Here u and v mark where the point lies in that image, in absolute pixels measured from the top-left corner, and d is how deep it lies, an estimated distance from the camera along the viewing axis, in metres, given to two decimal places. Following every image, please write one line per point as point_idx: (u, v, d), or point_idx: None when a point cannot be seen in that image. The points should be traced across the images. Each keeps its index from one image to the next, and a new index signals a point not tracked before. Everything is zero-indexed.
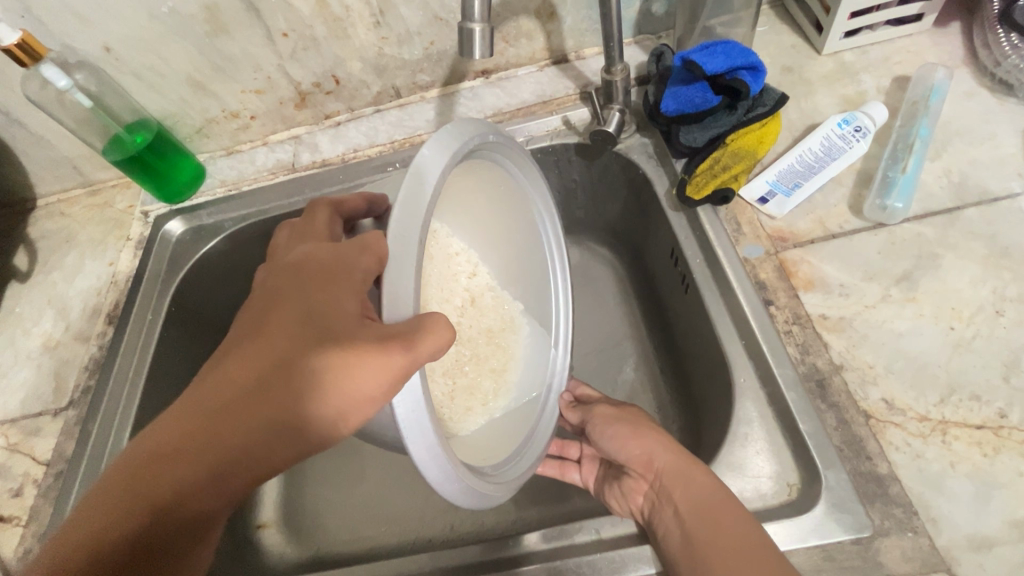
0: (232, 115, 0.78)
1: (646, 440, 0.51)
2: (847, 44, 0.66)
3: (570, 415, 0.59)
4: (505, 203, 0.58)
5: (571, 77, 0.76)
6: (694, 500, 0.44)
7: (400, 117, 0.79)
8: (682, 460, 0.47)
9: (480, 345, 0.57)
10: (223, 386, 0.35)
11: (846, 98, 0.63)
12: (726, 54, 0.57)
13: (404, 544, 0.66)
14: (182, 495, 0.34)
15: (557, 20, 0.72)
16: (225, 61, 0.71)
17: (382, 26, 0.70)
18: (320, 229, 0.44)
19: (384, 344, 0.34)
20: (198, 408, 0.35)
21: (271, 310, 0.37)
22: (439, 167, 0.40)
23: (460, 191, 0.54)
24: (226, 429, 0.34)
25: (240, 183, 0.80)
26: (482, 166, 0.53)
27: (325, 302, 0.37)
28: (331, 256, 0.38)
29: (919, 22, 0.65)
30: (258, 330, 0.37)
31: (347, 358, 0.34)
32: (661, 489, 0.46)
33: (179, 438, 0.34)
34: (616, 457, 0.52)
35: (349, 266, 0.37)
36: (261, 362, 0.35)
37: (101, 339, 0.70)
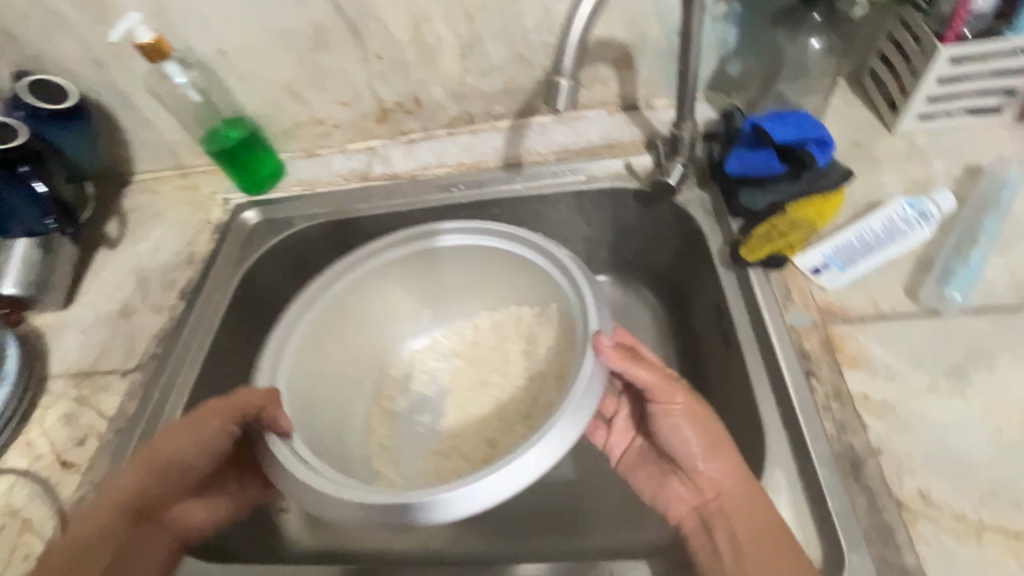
0: (317, 121, 0.84)
1: (714, 447, 0.50)
2: (921, 127, 0.66)
3: (649, 374, 0.51)
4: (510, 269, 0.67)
5: (638, 125, 0.79)
6: (745, 515, 0.47)
7: (470, 142, 0.84)
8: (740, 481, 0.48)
9: (547, 376, 0.64)
10: (152, 473, 0.55)
11: (915, 181, 0.63)
12: (796, 125, 0.60)
13: (417, 554, 0.68)
14: (147, 521, 0.55)
15: (632, 70, 0.76)
16: (321, 74, 0.77)
17: (467, 58, 0.75)
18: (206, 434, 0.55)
19: (229, 417, 0.54)
20: (141, 485, 0.54)
21: (165, 456, 0.55)
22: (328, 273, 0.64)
23: (472, 283, 0.71)
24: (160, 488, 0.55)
25: (314, 185, 0.86)
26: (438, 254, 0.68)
27: (211, 428, 0.54)
28: (201, 467, 0.55)
29: (998, 114, 0.64)
30: (160, 456, 0.54)
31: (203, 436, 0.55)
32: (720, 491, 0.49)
33: (137, 495, 0.54)
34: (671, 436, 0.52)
35: (180, 424, 0.55)
36: (189, 453, 0.55)
37: (172, 312, 0.76)
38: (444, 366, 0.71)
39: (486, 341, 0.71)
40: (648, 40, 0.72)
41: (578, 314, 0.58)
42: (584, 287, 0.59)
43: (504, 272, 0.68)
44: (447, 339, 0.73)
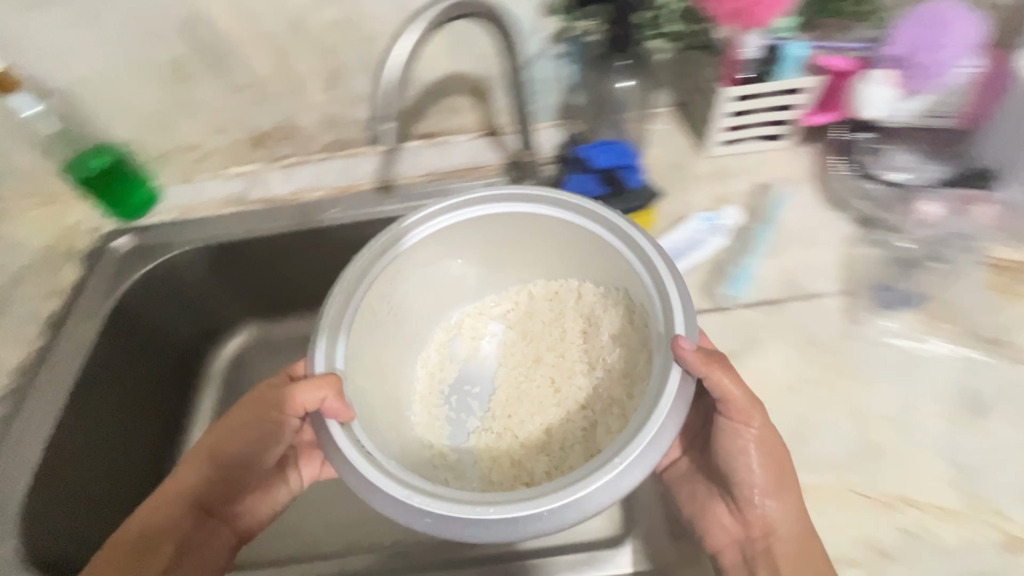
0: (190, 148, 0.85)
1: (779, 479, 0.52)
2: (726, 150, 0.79)
3: (735, 393, 0.51)
4: (594, 243, 0.60)
5: (499, 148, 0.87)
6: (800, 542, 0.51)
7: (346, 166, 0.88)
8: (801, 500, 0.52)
9: (601, 348, 0.64)
10: (235, 450, 0.58)
11: (718, 197, 0.75)
12: (616, 153, 0.69)
13: (293, 555, 0.76)
14: (212, 488, 0.59)
15: (489, 100, 0.83)
16: (187, 104, 0.79)
17: (333, 90, 0.79)
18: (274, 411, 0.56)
19: (285, 412, 0.55)
20: (222, 461, 0.59)
21: (231, 435, 0.58)
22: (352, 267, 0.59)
23: (541, 250, 0.66)
24: (237, 463, 0.59)
25: (190, 210, 0.87)
26: (526, 218, 0.63)
27: (274, 413, 0.56)
28: (272, 431, 0.57)
29: (783, 140, 0.78)
30: (235, 433, 0.58)
31: (260, 425, 0.57)
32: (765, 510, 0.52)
33: (218, 471, 0.59)
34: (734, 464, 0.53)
35: (252, 399, 0.58)
36: (254, 435, 0.58)
37: (36, 345, 0.75)
38: (495, 335, 0.72)
39: (562, 330, 0.68)
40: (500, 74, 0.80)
41: (659, 319, 0.53)
42: (660, 263, 0.55)
43: (564, 244, 0.64)
44: (527, 313, 0.71)
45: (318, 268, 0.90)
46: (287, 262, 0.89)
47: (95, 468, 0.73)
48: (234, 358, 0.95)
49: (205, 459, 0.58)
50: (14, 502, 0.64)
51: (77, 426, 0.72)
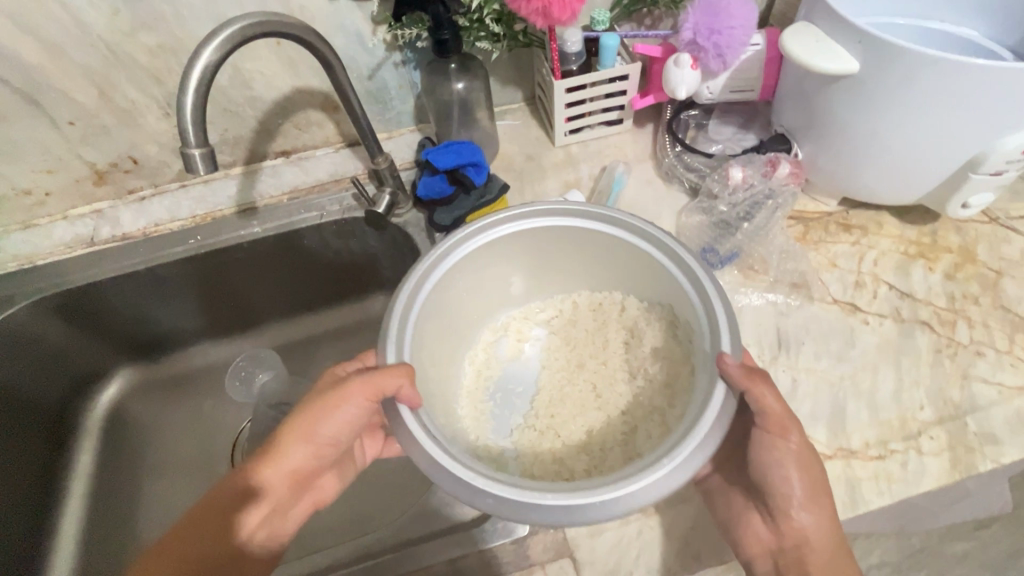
0: (24, 192, 0.80)
1: (815, 484, 0.52)
2: (572, 139, 0.84)
3: (769, 402, 0.50)
4: (612, 248, 0.58)
5: (362, 158, 0.88)
6: (820, 548, 0.51)
7: (204, 192, 0.86)
8: (814, 503, 0.52)
9: (662, 354, 0.59)
10: (256, 466, 0.53)
11: (567, 183, 0.80)
12: (456, 153, 0.71)
13: None
14: (232, 514, 0.51)
15: (343, 112, 0.84)
16: (8, 146, 0.74)
17: (172, 116, 0.77)
18: (352, 405, 0.52)
19: (363, 399, 0.50)
20: (244, 480, 0.52)
21: (285, 440, 0.53)
22: (412, 280, 0.54)
23: (577, 261, 0.62)
24: (259, 480, 0.53)
25: (35, 257, 0.81)
26: (538, 233, 0.59)
27: (320, 408, 0.52)
28: (305, 430, 0.53)
29: (621, 124, 0.84)
30: (267, 450, 0.54)
31: (342, 420, 0.53)
32: (785, 516, 0.52)
33: (219, 495, 0.52)
34: (765, 468, 0.53)
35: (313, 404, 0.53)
36: (283, 447, 0.53)
37: None
38: (539, 339, 0.67)
39: (574, 332, 0.65)
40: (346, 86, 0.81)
41: (702, 330, 0.51)
42: (691, 261, 0.53)
43: (606, 254, 0.60)
44: (547, 318, 0.67)
45: (194, 299, 0.90)
46: (159, 298, 0.88)
47: None
48: (112, 406, 0.92)
49: (304, 446, 0.53)
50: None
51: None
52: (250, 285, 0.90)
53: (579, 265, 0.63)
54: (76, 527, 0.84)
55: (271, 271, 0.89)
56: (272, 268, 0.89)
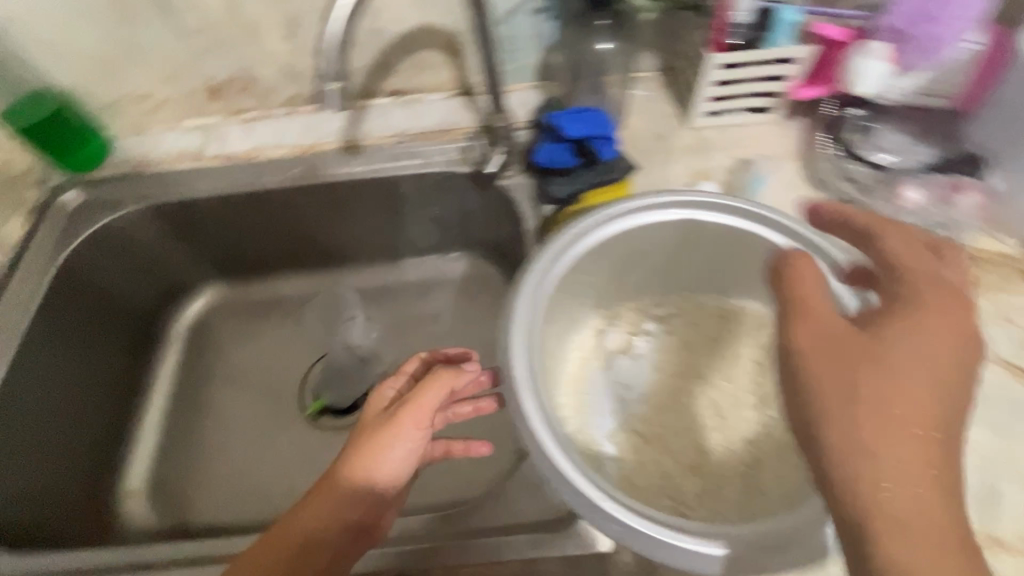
0: (141, 97, 0.80)
1: (892, 360, 0.38)
2: (709, 122, 0.75)
3: (824, 307, 0.40)
4: (755, 253, 0.53)
5: (474, 109, 0.82)
6: (923, 401, 0.37)
7: (311, 122, 0.83)
8: (888, 383, 0.37)
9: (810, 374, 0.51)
10: (308, 509, 0.50)
11: (697, 172, 0.72)
12: (588, 123, 0.64)
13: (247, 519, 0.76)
14: (291, 561, 0.48)
15: (464, 57, 0.78)
16: (132, 48, 0.73)
17: (292, 38, 0.74)
18: (419, 417, 0.54)
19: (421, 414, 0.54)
20: (292, 524, 0.50)
21: (339, 474, 0.52)
22: (537, 272, 0.50)
23: (720, 266, 0.56)
24: (314, 518, 0.50)
25: (145, 163, 0.83)
26: (689, 226, 0.53)
27: (383, 430, 0.53)
28: (364, 460, 0.52)
29: (769, 113, 0.74)
30: (317, 489, 0.51)
31: (396, 442, 0.53)
32: (860, 462, 0.35)
33: (275, 544, 0.49)
34: (828, 392, 0.38)
35: (370, 424, 0.54)
36: (339, 480, 0.51)
37: None
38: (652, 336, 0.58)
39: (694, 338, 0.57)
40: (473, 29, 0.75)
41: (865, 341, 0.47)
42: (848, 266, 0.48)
43: (742, 261, 0.55)
44: (663, 318, 0.59)
45: (281, 228, 0.88)
46: (251, 221, 0.86)
47: (48, 424, 0.73)
48: (195, 321, 0.93)
49: (366, 477, 0.52)
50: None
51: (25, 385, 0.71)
52: (340, 225, 0.88)
53: (721, 268, 0.56)
54: (155, 434, 0.84)
55: (364, 215, 0.87)
56: (365, 211, 0.86)
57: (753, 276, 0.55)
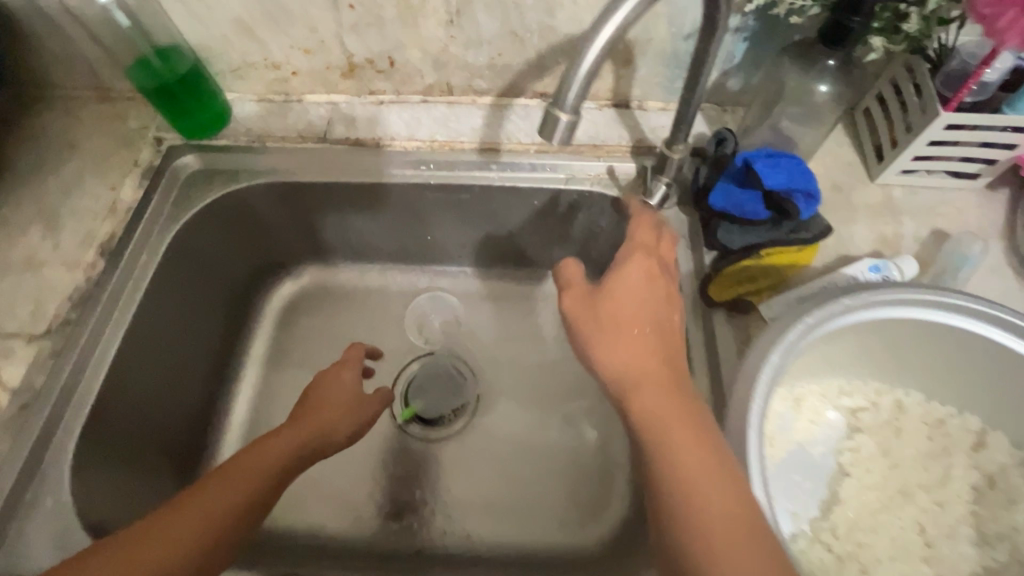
0: (273, 66, 0.74)
1: (696, 443, 0.43)
2: (900, 180, 0.67)
3: (631, 339, 0.49)
4: (995, 369, 0.48)
5: (627, 126, 0.74)
6: (711, 486, 0.41)
7: (446, 115, 0.77)
8: (686, 466, 0.42)
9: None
10: (284, 438, 0.54)
11: (884, 238, 0.64)
12: (789, 174, 0.57)
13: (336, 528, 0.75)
14: (267, 471, 0.50)
15: (631, 68, 0.70)
16: (280, 14, 0.67)
17: (454, 26, 0.66)
18: (347, 387, 0.62)
19: (351, 395, 0.61)
20: (264, 443, 0.53)
21: (316, 413, 0.58)
22: (762, 371, 0.46)
23: (948, 372, 0.50)
24: (283, 441, 0.53)
25: (266, 136, 0.77)
26: (937, 330, 0.48)
27: (325, 388, 0.61)
28: (328, 413, 0.58)
29: (972, 180, 0.65)
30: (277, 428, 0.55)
31: (355, 413, 0.60)
32: (706, 561, 0.38)
33: (254, 458, 0.51)
34: (659, 479, 0.42)
35: (303, 419, 0.57)
36: (308, 425, 0.56)
37: (91, 272, 0.67)
38: (837, 430, 0.51)
39: (898, 444, 0.50)
40: (653, 40, 0.67)
41: None
42: None
43: (977, 374, 0.49)
44: (855, 410, 0.52)
45: (392, 222, 0.82)
46: (366, 212, 0.81)
47: (150, 404, 0.68)
48: (288, 303, 0.88)
49: (320, 415, 0.58)
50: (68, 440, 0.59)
51: (134, 360, 0.66)
52: (456, 228, 0.82)
53: (946, 376, 0.50)
54: (244, 420, 0.80)
55: (485, 222, 0.81)
56: (487, 218, 0.80)
57: (987, 391, 0.49)
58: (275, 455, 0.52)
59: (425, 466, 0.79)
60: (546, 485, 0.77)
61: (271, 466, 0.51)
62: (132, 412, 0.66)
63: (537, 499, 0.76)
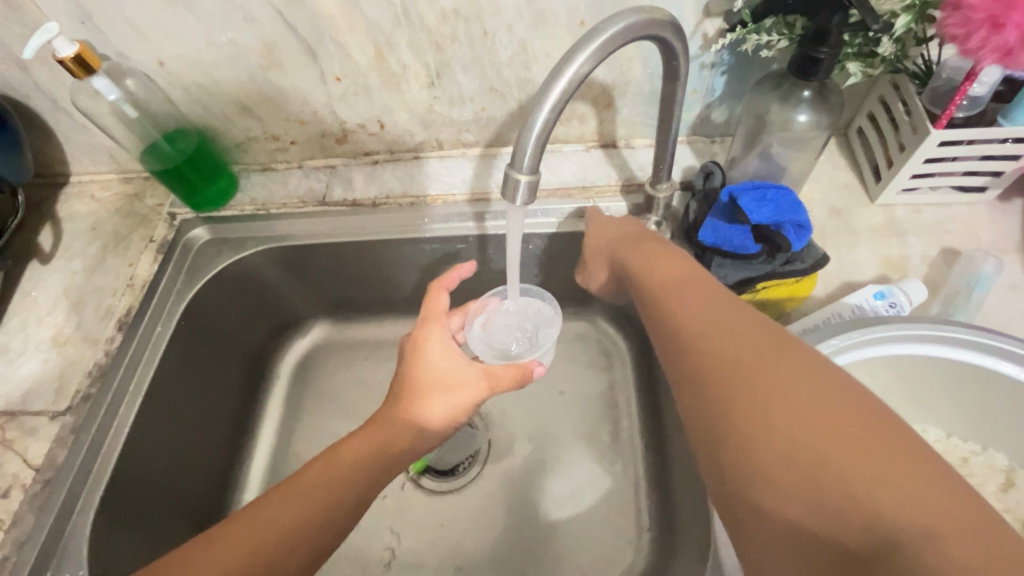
0: (273, 137, 0.78)
1: (721, 325, 0.42)
2: (901, 199, 0.64)
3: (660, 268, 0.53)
4: (948, 375, 0.50)
5: (615, 166, 0.75)
6: (740, 366, 0.39)
7: (438, 170, 0.79)
8: (709, 346, 0.41)
9: None
10: (371, 438, 0.54)
11: (889, 261, 0.61)
12: (775, 206, 0.56)
13: None
14: (367, 460, 0.53)
15: (612, 109, 0.72)
16: (275, 92, 0.71)
17: (436, 87, 0.69)
18: (438, 336, 0.59)
19: (451, 346, 0.59)
20: (385, 442, 0.54)
21: (402, 384, 0.57)
22: None
23: (960, 403, 0.52)
24: (384, 430, 0.54)
25: (269, 204, 0.80)
26: (897, 359, 0.50)
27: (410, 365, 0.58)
28: (424, 381, 0.56)
29: (981, 194, 0.62)
30: (379, 419, 0.56)
31: (455, 376, 0.57)
32: (729, 416, 0.37)
33: (361, 459, 0.52)
34: (680, 364, 0.43)
35: (383, 424, 0.55)
36: (407, 428, 0.55)
37: (109, 346, 0.71)
38: None
39: None
40: (630, 82, 0.68)
41: None
42: None
43: (936, 386, 0.52)
44: None
45: (390, 276, 0.84)
46: (368, 268, 0.83)
47: (166, 470, 0.71)
48: (302, 358, 0.90)
49: (438, 393, 0.56)
50: (88, 517, 0.61)
51: (152, 430, 0.69)
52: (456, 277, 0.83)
53: (910, 396, 0.53)
54: (261, 477, 0.81)
55: (482, 269, 0.82)
56: (485, 266, 0.81)
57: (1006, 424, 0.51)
58: (369, 462, 0.52)
59: (439, 516, 0.78)
60: (561, 535, 0.74)
61: (367, 464, 0.52)
62: (145, 482, 0.68)
63: (552, 548, 0.74)
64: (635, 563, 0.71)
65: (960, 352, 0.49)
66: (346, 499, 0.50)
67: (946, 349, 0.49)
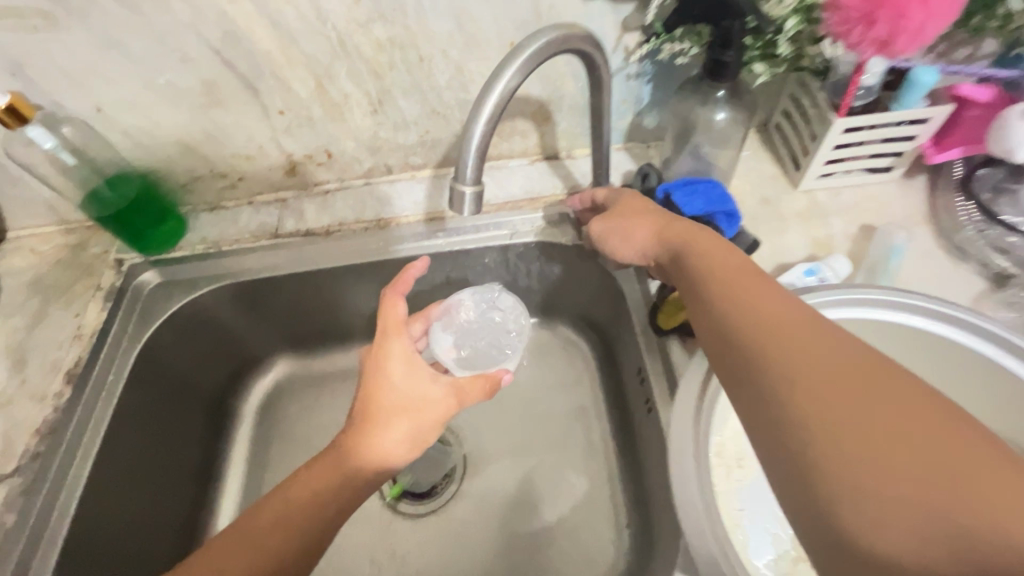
0: (220, 175, 0.78)
1: (779, 319, 0.41)
2: (821, 184, 0.70)
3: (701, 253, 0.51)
4: (880, 337, 0.55)
5: (559, 176, 0.78)
6: (823, 371, 0.37)
7: (389, 193, 0.81)
8: (771, 337, 0.40)
9: None
10: (329, 468, 0.53)
11: (816, 241, 0.66)
12: (706, 197, 0.60)
13: None
14: (326, 493, 0.52)
15: (551, 123, 0.75)
16: (218, 130, 0.71)
17: (379, 113, 0.71)
18: (397, 348, 0.57)
19: (408, 357, 0.57)
20: (343, 472, 0.53)
21: (360, 403, 0.55)
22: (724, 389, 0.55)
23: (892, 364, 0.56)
24: (347, 459, 0.54)
25: (220, 241, 0.80)
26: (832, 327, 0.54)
27: (371, 382, 0.56)
28: (385, 401, 0.55)
29: (888, 172, 0.69)
30: (339, 444, 0.55)
31: (416, 391, 0.56)
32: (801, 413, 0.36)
33: (319, 488, 0.53)
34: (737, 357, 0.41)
35: (338, 451, 0.54)
36: (367, 456, 0.54)
37: (57, 401, 0.67)
38: None
39: None
40: (564, 97, 0.72)
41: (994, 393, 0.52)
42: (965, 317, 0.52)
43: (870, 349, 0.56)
44: None
45: (350, 302, 0.84)
46: (328, 297, 0.83)
47: (127, 524, 0.68)
48: (267, 395, 0.88)
49: (403, 414, 0.55)
50: None
51: (109, 482, 0.67)
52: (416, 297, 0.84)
53: None
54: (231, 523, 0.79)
55: (442, 287, 0.83)
56: (445, 284, 0.83)
57: (933, 380, 0.55)
58: (327, 495, 0.52)
59: (419, 538, 0.77)
60: (544, 541, 0.75)
61: (326, 495, 0.52)
62: (103, 539, 0.65)
63: (535, 556, 0.74)
64: (618, 559, 0.72)
65: (887, 313, 0.54)
66: (304, 532, 0.51)
67: (875, 312, 0.54)
